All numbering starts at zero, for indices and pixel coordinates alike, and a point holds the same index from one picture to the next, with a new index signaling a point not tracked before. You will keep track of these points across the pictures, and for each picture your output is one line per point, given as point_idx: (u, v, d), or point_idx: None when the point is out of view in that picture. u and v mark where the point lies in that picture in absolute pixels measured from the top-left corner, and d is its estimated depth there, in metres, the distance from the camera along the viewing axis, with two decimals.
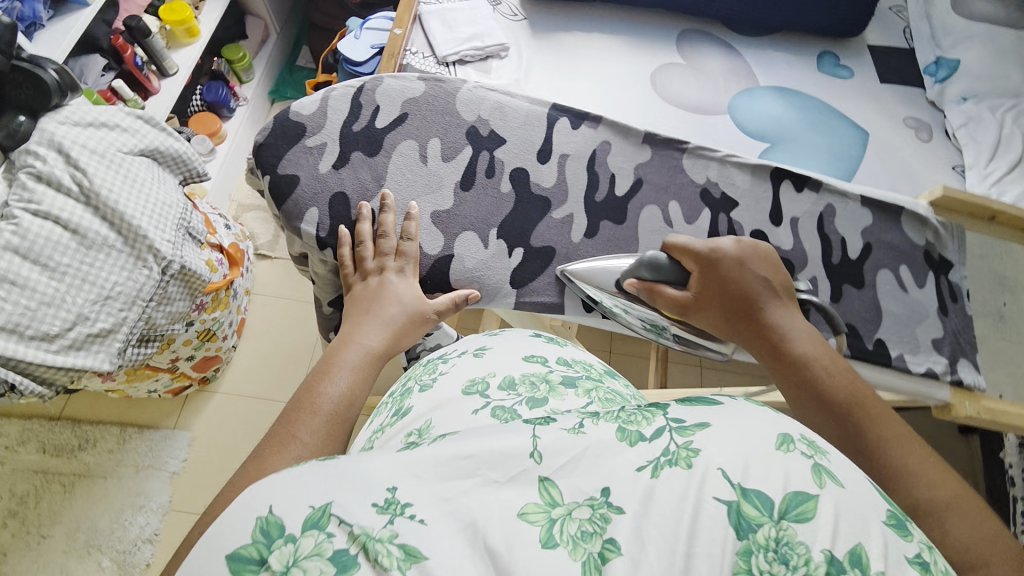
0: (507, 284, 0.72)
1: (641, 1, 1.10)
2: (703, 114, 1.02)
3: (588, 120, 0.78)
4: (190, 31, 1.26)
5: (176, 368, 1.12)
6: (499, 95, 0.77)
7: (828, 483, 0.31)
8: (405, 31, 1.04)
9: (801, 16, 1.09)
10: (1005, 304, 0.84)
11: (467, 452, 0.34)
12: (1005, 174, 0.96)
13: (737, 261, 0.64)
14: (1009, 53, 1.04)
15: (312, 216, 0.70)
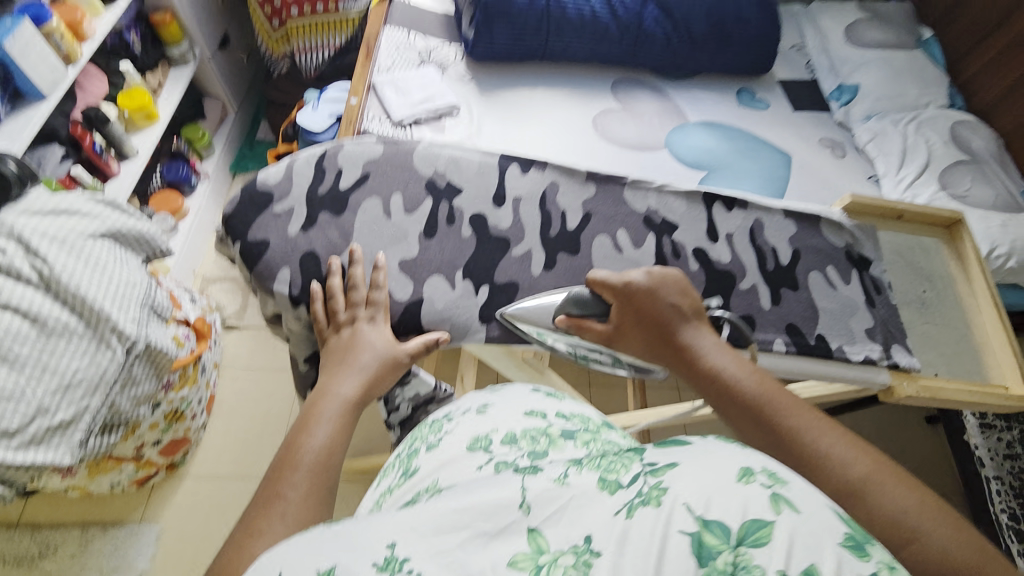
0: (476, 321, 0.71)
1: (577, 56, 1.19)
2: (646, 151, 1.09)
3: (536, 164, 0.81)
4: (149, 116, 1.27)
5: (141, 457, 1.07)
6: (452, 149, 0.79)
7: (785, 509, 0.30)
8: (361, 98, 1.08)
9: (718, 60, 1.20)
10: (926, 292, 0.88)
11: (462, 505, 0.35)
12: (916, 178, 1.04)
13: (643, 290, 0.63)
14: (902, 72, 1.17)
15: (284, 275, 0.68)
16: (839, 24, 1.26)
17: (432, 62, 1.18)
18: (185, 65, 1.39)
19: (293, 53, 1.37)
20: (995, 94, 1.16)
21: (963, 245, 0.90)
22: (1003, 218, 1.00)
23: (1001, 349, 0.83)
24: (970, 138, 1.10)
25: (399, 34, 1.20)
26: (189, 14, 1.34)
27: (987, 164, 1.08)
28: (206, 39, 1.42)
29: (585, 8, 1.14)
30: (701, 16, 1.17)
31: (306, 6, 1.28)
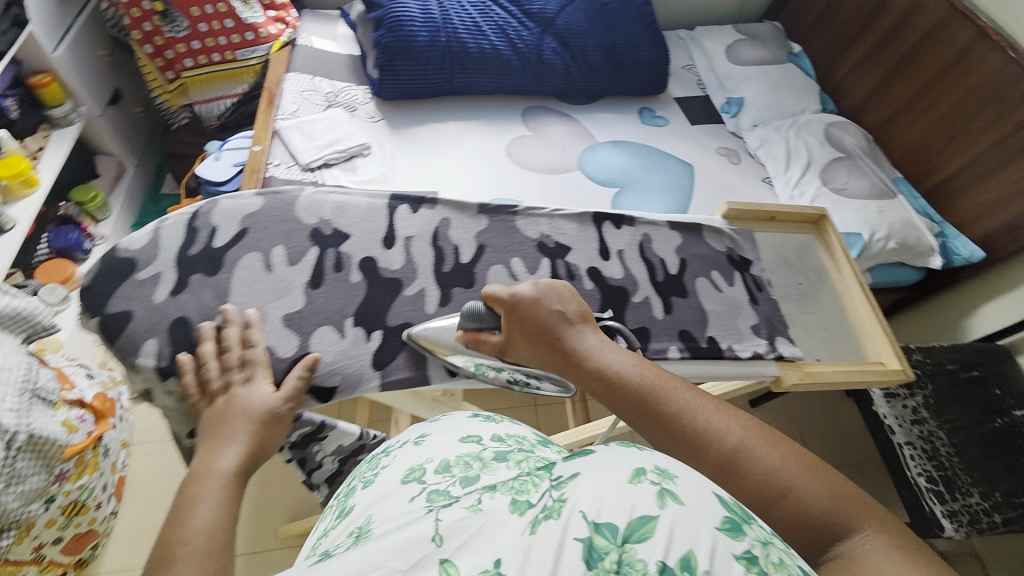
0: (369, 367, 0.70)
1: (483, 90, 1.23)
2: (558, 174, 1.13)
3: (426, 203, 0.83)
4: (29, 182, 1.14)
5: (43, 557, 0.95)
6: (338, 196, 0.80)
7: (669, 503, 0.32)
8: (265, 146, 1.06)
9: (612, 85, 1.27)
10: (801, 283, 0.95)
11: (376, 546, 0.32)
12: (801, 177, 1.14)
13: (531, 304, 0.64)
14: (777, 85, 1.29)
15: (149, 347, 0.66)
16: (720, 45, 1.38)
17: (340, 103, 1.18)
18: (71, 125, 1.28)
19: (191, 104, 1.32)
20: (863, 92, 1.29)
21: (829, 238, 0.98)
22: (880, 205, 1.09)
23: (875, 332, 0.89)
24: (843, 137, 1.21)
25: (303, 79, 1.20)
26: (69, 73, 1.25)
27: (860, 158, 1.18)
28: (93, 95, 1.33)
29: (485, 44, 1.18)
30: (595, 45, 1.25)
31: (201, 57, 1.23)
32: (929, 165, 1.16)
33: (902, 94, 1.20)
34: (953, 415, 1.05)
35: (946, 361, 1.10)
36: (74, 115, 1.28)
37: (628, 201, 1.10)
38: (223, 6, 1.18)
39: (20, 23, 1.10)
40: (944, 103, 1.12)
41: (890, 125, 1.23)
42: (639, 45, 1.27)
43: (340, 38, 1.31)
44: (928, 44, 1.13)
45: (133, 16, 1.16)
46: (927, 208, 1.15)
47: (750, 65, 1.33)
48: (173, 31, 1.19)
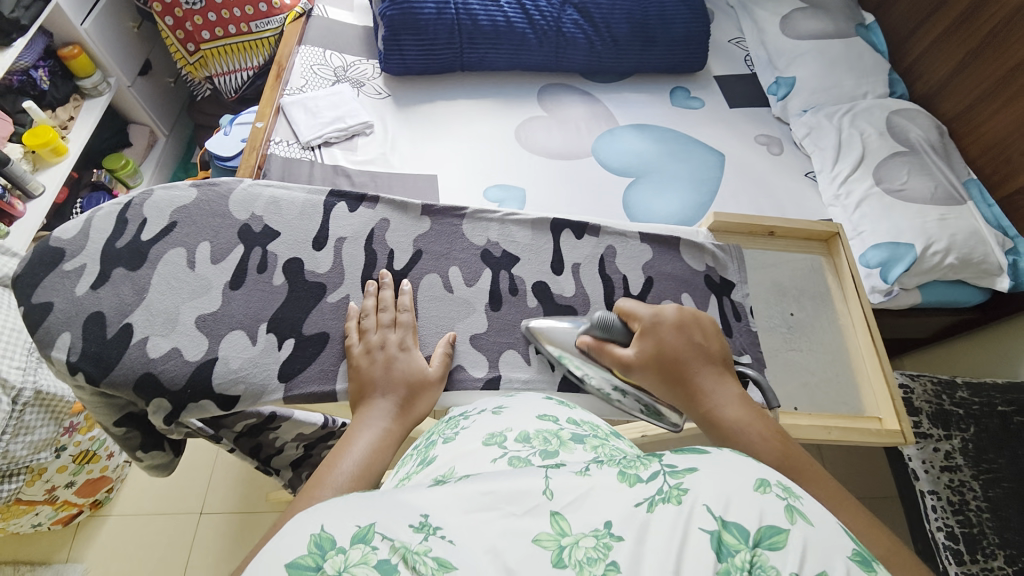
0: (275, 379, 0.61)
1: (496, 66, 1.18)
2: (567, 159, 1.09)
3: (366, 201, 0.72)
4: (58, 150, 1.14)
5: (56, 498, 1.00)
6: (275, 189, 0.70)
7: (799, 520, 0.30)
8: (267, 122, 1.02)
9: (646, 60, 1.22)
10: (794, 314, 0.80)
11: (490, 488, 0.33)
12: (850, 174, 1.07)
13: (670, 329, 0.59)
14: (836, 63, 1.21)
15: (64, 341, 0.58)
16: (775, 16, 1.29)
17: (348, 78, 1.14)
18: (100, 96, 1.24)
19: (212, 77, 1.29)
20: (942, 74, 1.16)
21: (838, 260, 0.82)
22: (941, 212, 1.01)
23: (875, 377, 0.75)
24: (907, 129, 1.11)
25: (314, 52, 1.15)
26: (99, 45, 1.20)
27: (926, 155, 1.08)
28: (122, 67, 1.28)
29: (498, 17, 1.13)
30: (622, 19, 1.19)
31: (217, 29, 1.20)
32: (1010, 167, 1.05)
33: (981, 82, 1.08)
34: (995, 464, 0.98)
35: (998, 402, 1.03)
36: (103, 86, 1.24)
37: (643, 192, 1.06)
38: None
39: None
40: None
41: (970, 114, 1.11)
42: (674, 17, 1.21)
43: (357, 9, 1.25)
44: (1014, 24, 1.01)
45: None
46: (1000, 218, 1.04)
47: (807, 40, 1.23)
48: (190, 2, 1.16)
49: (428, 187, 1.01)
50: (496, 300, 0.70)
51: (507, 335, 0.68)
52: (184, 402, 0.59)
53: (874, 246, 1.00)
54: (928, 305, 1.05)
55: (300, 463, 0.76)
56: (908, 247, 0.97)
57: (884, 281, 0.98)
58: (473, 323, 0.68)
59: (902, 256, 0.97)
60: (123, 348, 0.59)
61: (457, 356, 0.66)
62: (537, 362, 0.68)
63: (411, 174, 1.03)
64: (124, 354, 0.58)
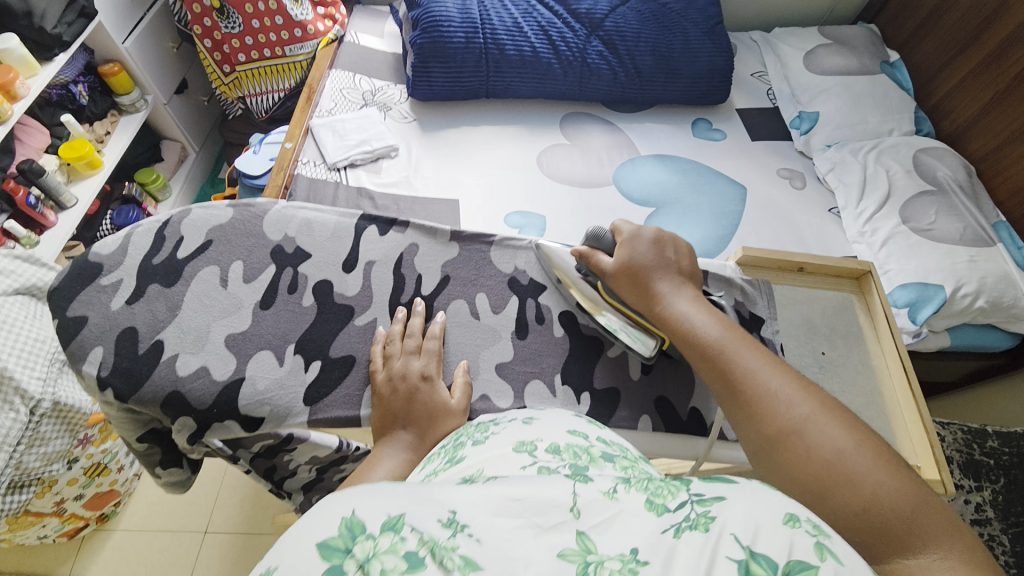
0: (300, 402, 0.61)
1: (521, 94, 1.20)
2: (589, 187, 1.09)
3: (396, 225, 0.73)
4: (93, 163, 1.17)
5: (64, 510, 1.00)
6: (309, 212, 0.71)
7: (830, 560, 0.27)
8: (296, 142, 1.04)
9: (670, 92, 1.24)
10: (826, 353, 0.78)
11: (519, 494, 0.32)
12: (875, 212, 1.06)
13: (646, 244, 0.66)
14: (861, 99, 1.21)
15: (96, 355, 0.59)
16: (799, 51, 1.31)
17: (376, 102, 1.16)
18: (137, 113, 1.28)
19: (244, 97, 1.33)
20: (967, 115, 1.16)
21: (871, 298, 0.81)
22: (971, 253, 0.99)
23: (912, 422, 0.73)
24: (935, 167, 1.11)
25: (344, 76, 1.18)
26: (138, 65, 1.24)
27: (954, 195, 1.07)
28: (160, 84, 1.32)
29: (525, 47, 1.15)
30: (646, 51, 1.20)
31: (253, 52, 1.24)
32: None
33: (1009, 124, 1.07)
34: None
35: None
36: (141, 103, 1.28)
37: (666, 221, 1.06)
38: (274, 3, 1.17)
39: (86, 15, 1.07)
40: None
41: (995, 157, 1.10)
42: (699, 50, 1.22)
43: (387, 35, 1.29)
44: None
45: (194, 12, 1.19)
46: None
47: (832, 76, 1.24)
48: (229, 27, 1.20)
49: (450, 211, 1.02)
50: (523, 328, 0.70)
51: (532, 365, 0.68)
52: (209, 422, 0.59)
53: (902, 285, 0.98)
54: (960, 348, 1.02)
55: (311, 487, 0.76)
56: (937, 288, 0.95)
57: (913, 322, 0.96)
58: (500, 351, 0.68)
59: (930, 298, 0.96)
60: (153, 364, 0.59)
61: (480, 385, 0.65)
62: (562, 394, 0.66)
63: (434, 198, 1.04)
64: (154, 370, 0.59)
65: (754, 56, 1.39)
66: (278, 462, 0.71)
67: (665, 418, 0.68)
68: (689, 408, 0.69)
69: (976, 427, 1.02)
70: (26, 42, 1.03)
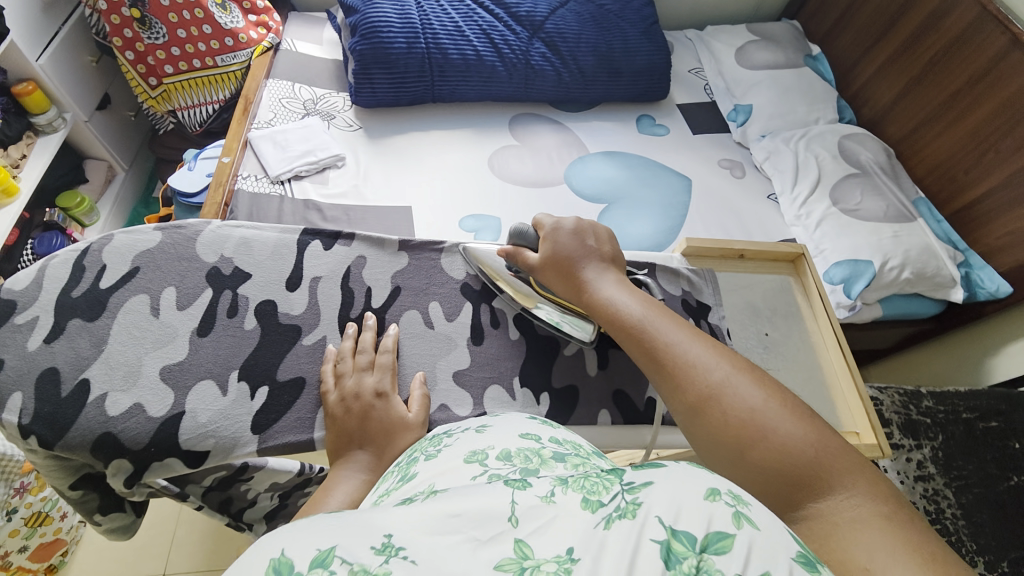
0: (248, 430, 0.58)
1: (467, 97, 1.20)
2: (539, 187, 1.10)
3: (341, 238, 0.71)
4: (9, 190, 1.08)
5: (8, 564, 0.94)
6: (246, 230, 0.68)
7: (746, 527, 0.31)
8: (234, 157, 0.99)
9: (610, 91, 1.26)
10: (768, 333, 0.83)
11: (457, 510, 0.33)
12: (809, 195, 1.12)
13: (568, 234, 0.67)
14: (788, 91, 1.27)
15: (14, 403, 0.55)
16: (730, 47, 1.37)
17: (318, 111, 1.13)
18: (55, 133, 1.20)
19: (175, 110, 1.26)
20: (885, 100, 1.24)
21: (805, 279, 0.86)
22: (895, 230, 1.06)
23: (850, 394, 0.77)
24: (858, 152, 1.18)
25: (283, 85, 1.15)
26: (54, 82, 1.16)
27: (876, 175, 1.15)
28: (80, 102, 1.24)
29: (468, 51, 1.15)
30: (587, 52, 1.23)
31: (181, 63, 1.18)
32: (956, 185, 1.11)
33: (925, 106, 1.16)
34: (965, 471, 1.03)
35: (961, 409, 1.08)
36: (59, 121, 1.19)
37: (616, 217, 1.08)
38: (201, 12, 1.12)
39: None
40: (973, 115, 1.07)
41: (915, 137, 1.18)
42: (637, 49, 1.25)
43: (326, 43, 1.26)
44: (954, 51, 1.09)
45: (112, 23, 1.12)
46: (949, 233, 1.11)
47: (762, 70, 1.31)
48: (153, 37, 1.14)
49: (401, 219, 1.01)
50: (477, 334, 0.69)
51: (489, 371, 0.67)
52: (146, 462, 0.55)
53: (837, 263, 1.04)
54: (891, 317, 1.10)
55: (275, 515, 0.73)
56: (867, 263, 1.02)
57: (849, 296, 1.02)
58: (455, 359, 0.67)
59: (862, 272, 1.02)
60: (78, 407, 0.55)
61: (439, 395, 0.64)
62: (521, 397, 0.67)
63: (383, 207, 1.02)
64: (80, 414, 0.55)
65: (690, 53, 1.45)
66: (234, 492, 0.67)
67: (623, 410, 0.69)
68: (646, 398, 0.71)
69: (911, 389, 1.11)
70: None
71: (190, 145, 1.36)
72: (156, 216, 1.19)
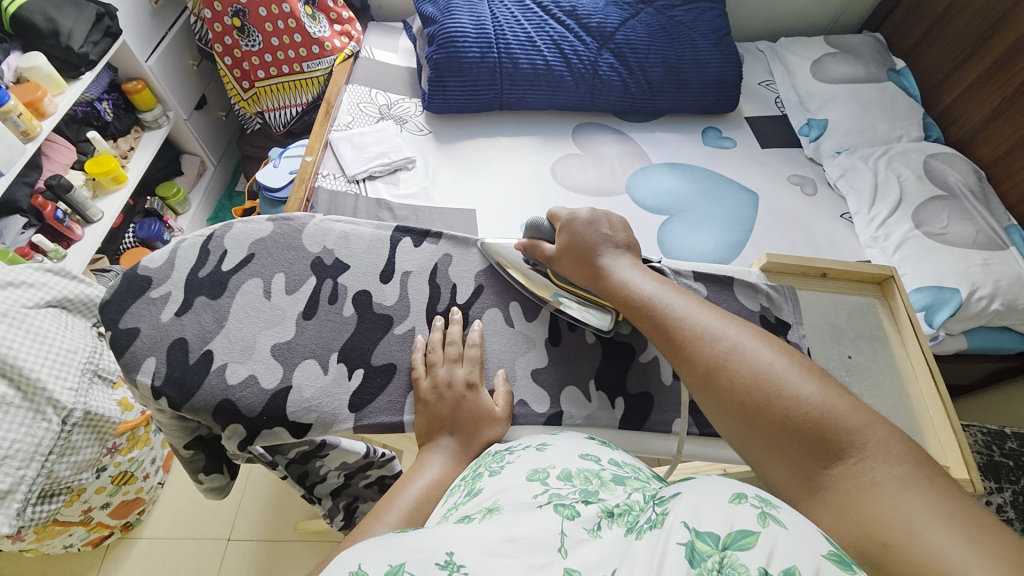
0: (346, 409, 0.62)
1: (535, 105, 1.23)
2: (604, 196, 1.11)
3: (429, 237, 0.75)
4: (117, 179, 1.20)
5: (91, 519, 1.03)
6: (345, 225, 0.74)
7: (772, 525, 0.33)
8: (317, 156, 1.07)
9: (680, 102, 1.26)
10: (852, 356, 0.79)
11: (512, 535, 0.36)
12: (888, 216, 1.07)
13: (583, 220, 0.69)
14: (870, 106, 1.22)
15: (149, 366, 0.61)
16: (809, 59, 1.34)
17: (392, 116, 1.19)
18: (159, 129, 1.31)
19: (263, 112, 1.36)
20: (977, 119, 1.17)
21: (894, 302, 0.82)
22: (985, 257, 1.00)
23: (941, 425, 0.73)
24: (946, 172, 1.12)
25: (361, 91, 1.21)
26: (161, 83, 1.28)
27: (965, 199, 1.08)
28: (180, 101, 1.35)
29: (538, 60, 1.18)
30: (656, 63, 1.23)
31: (272, 69, 1.27)
32: None
33: (1020, 127, 1.08)
34: None
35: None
36: (163, 119, 1.31)
37: (679, 229, 1.07)
38: (294, 22, 1.21)
39: (112, 34, 1.11)
40: None
41: (1007, 160, 1.11)
42: (709, 61, 1.24)
43: (402, 51, 1.32)
44: None
45: (215, 31, 1.22)
46: None
47: (842, 83, 1.26)
48: (249, 44, 1.23)
49: (468, 221, 1.04)
50: (556, 335, 0.71)
51: (564, 371, 0.69)
52: (258, 428, 0.60)
53: (917, 290, 0.99)
54: (977, 350, 1.03)
55: (340, 492, 0.76)
56: (953, 291, 0.96)
57: (931, 325, 0.97)
58: (534, 358, 0.69)
59: (946, 301, 0.97)
60: (203, 374, 0.61)
61: (519, 391, 0.66)
62: (597, 399, 0.68)
63: (453, 208, 1.06)
64: (204, 380, 0.61)
65: (765, 65, 1.42)
66: (306, 468, 0.71)
67: (698, 420, 0.69)
68: None
69: (994, 429, 1.04)
70: (54, 61, 1.06)
71: (274, 143, 1.45)
72: (242, 209, 1.28)
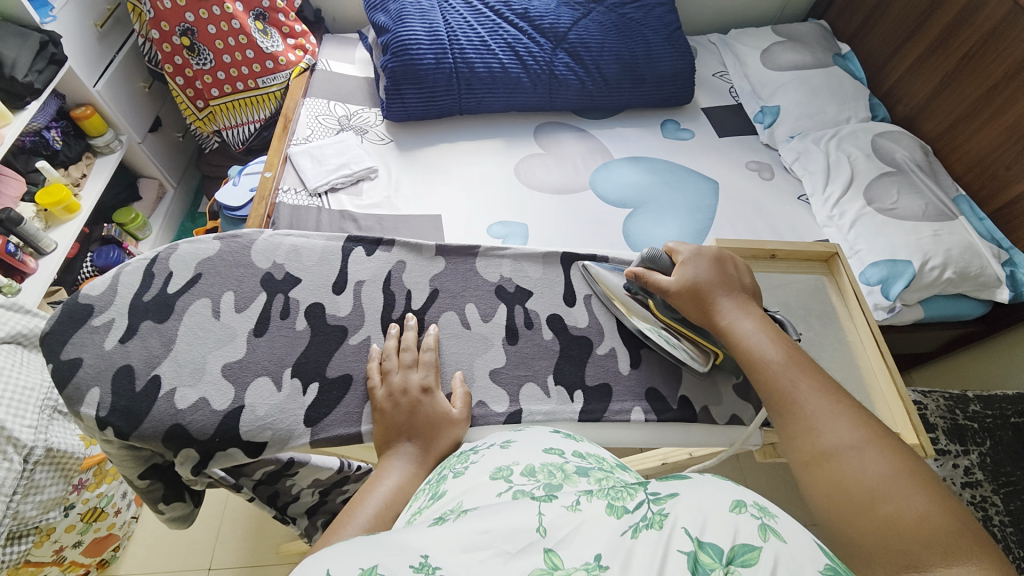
0: (301, 423, 0.62)
1: (494, 108, 1.23)
2: (567, 195, 1.12)
3: (382, 244, 0.75)
4: (70, 208, 1.17)
5: (64, 559, 0.99)
6: (295, 238, 0.73)
7: (772, 538, 0.34)
8: (276, 171, 1.06)
9: (634, 97, 1.28)
10: (803, 333, 0.80)
11: (486, 527, 0.35)
12: (842, 195, 1.11)
13: (707, 262, 0.67)
14: (816, 91, 1.26)
15: (93, 397, 0.60)
16: (755, 49, 1.37)
17: (352, 127, 1.19)
18: (112, 154, 1.28)
19: (220, 130, 1.34)
20: (922, 96, 1.21)
21: (840, 278, 0.85)
22: (935, 228, 1.04)
23: (889, 393, 0.75)
24: (892, 150, 1.16)
25: (319, 104, 1.20)
26: (109, 105, 1.25)
27: (913, 173, 1.12)
28: (131, 124, 1.32)
29: (493, 63, 1.18)
30: (609, 60, 1.25)
31: (226, 86, 1.25)
32: (997, 182, 1.08)
33: (962, 101, 1.12)
34: (1013, 477, 0.98)
35: (1010, 413, 1.05)
36: (115, 143, 1.28)
37: (643, 221, 1.09)
38: (244, 38, 1.20)
39: (57, 61, 1.08)
40: (1008, 113, 1.04)
41: (952, 133, 1.15)
42: (660, 56, 1.27)
43: (358, 62, 1.31)
44: (991, 44, 1.06)
45: (164, 51, 1.20)
46: (993, 231, 1.07)
47: (789, 71, 1.30)
48: (200, 63, 1.22)
49: (432, 227, 1.04)
50: (513, 334, 0.71)
51: (524, 368, 0.69)
52: (212, 451, 0.59)
53: (872, 264, 1.02)
54: (937, 318, 1.07)
55: (316, 511, 0.75)
56: (906, 264, 0.99)
57: (887, 297, 1.00)
58: (492, 357, 0.69)
59: (900, 273, 1.00)
60: (151, 400, 0.60)
61: (477, 392, 0.66)
62: (556, 394, 0.68)
63: (416, 215, 1.06)
64: (153, 406, 0.59)
65: (714, 58, 1.45)
66: (274, 491, 0.70)
67: (657, 407, 0.69)
68: (678, 395, 0.71)
69: (957, 393, 1.07)
70: None
71: (234, 162, 1.43)
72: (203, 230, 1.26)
